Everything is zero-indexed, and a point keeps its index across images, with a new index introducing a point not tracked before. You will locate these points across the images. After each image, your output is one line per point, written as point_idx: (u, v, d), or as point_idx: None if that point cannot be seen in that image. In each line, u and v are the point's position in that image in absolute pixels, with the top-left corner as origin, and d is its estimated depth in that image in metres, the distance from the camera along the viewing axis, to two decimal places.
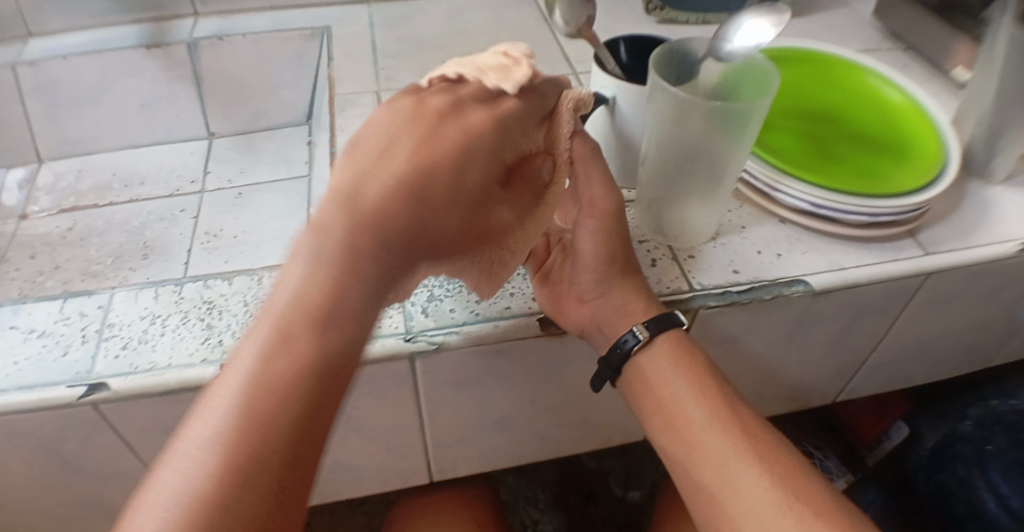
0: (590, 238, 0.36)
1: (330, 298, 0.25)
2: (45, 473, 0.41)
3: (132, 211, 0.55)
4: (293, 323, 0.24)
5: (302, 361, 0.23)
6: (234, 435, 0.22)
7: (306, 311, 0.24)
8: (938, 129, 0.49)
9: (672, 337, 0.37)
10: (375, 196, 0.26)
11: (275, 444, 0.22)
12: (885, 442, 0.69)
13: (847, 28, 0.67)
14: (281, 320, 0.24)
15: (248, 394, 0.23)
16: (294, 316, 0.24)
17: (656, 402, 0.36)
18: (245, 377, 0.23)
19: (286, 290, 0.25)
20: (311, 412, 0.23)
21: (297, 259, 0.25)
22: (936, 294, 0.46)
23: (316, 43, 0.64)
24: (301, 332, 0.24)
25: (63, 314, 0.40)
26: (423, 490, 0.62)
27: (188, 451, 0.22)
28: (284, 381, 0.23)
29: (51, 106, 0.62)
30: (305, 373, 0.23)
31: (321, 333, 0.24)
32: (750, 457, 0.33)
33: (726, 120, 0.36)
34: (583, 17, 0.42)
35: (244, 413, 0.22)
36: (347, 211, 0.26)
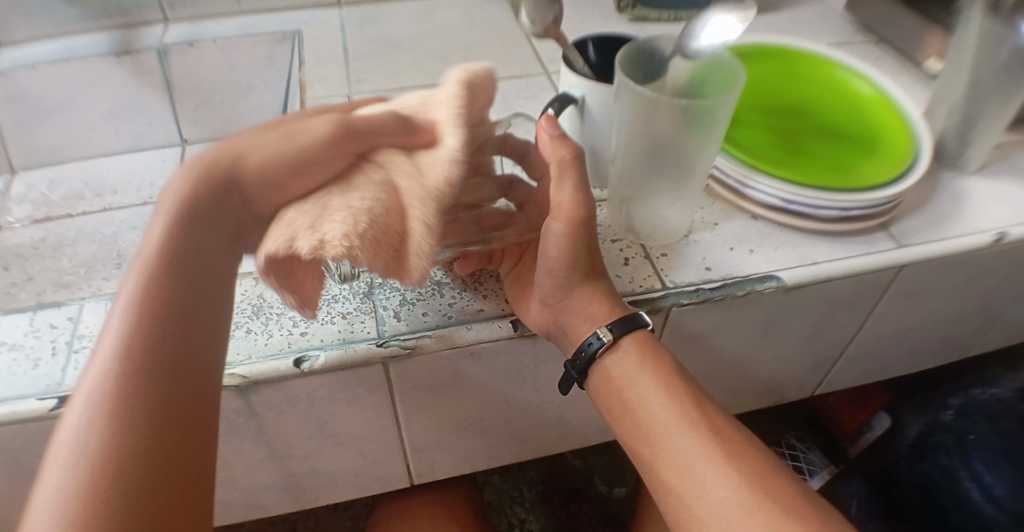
0: (556, 245, 0.35)
1: (175, 266, 0.29)
2: (17, 488, 0.41)
3: (104, 219, 0.54)
4: (143, 294, 0.28)
5: (159, 307, 0.28)
6: (109, 402, 0.25)
7: (158, 268, 0.29)
8: (907, 121, 0.49)
9: (637, 337, 0.37)
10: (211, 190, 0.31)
11: (139, 400, 0.25)
12: (866, 433, 0.69)
13: (819, 21, 0.68)
14: (132, 299, 0.28)
15: (113, 363, 0.26)
16: (151, 273, 0.29)
17: (623, 403, 0.36)
18: (114, 334, 0.27)
19: (143, 255, 0.29)
20: (172, 373, 0.27)
21: (150, 233, 0.30)
22: (910, 286, 0.46)
23: (285, 46, 0.65)
24: (158, 282, 0.28)
25: (32, 326, 0.39)
26: (404, 494, 0.62)
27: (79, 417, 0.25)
28: (147, 326, 0.27)
29: (22, 117, 0.61)
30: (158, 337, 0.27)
31: (171, 279, 0.29)
32: (716, 455, 0.33)
33: (691, 118, 0.36)
34: (549, 16, 0.41)
35: (112, 380, 0.25)
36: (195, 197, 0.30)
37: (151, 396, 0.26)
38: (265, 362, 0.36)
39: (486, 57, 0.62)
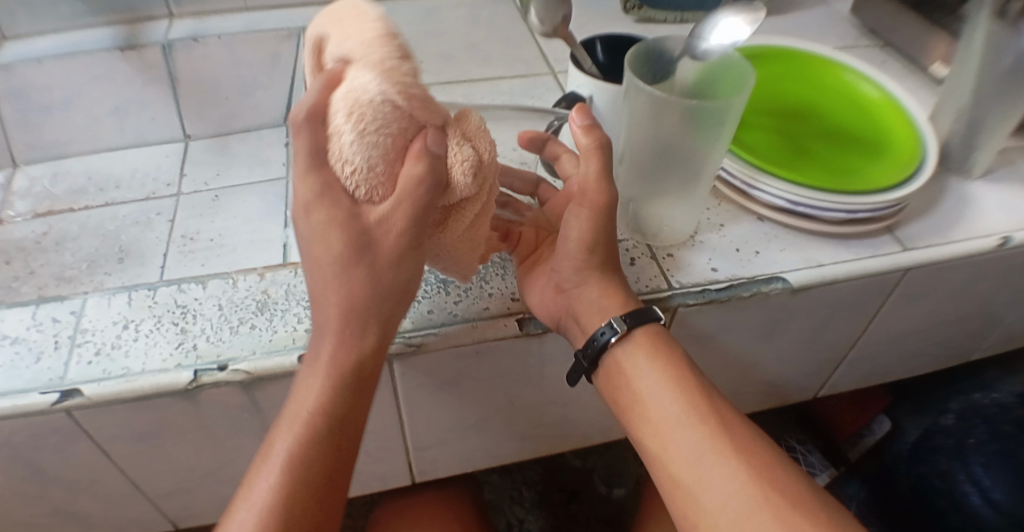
0: (578, 227, 0.36)
1: (325, 420, 0.31)
2: (17, 482, 0.40)
3: (106, 214, 0.54)
4: (295, 444, 0.31)
5: (309, 458, 0.31)
6: (288, 478, 0.30)
7: (314, 422, 0.31)
8: (916, 125, 0.49)
9: (650, 330, 0.37)
10: (322, 281, 0.30)
11: (310, 477, 0.31)
12: (867, 436, 0.71)
13: (824, 24, 0.68)
14: (289, 448, 0.30)
15: (292, 447, 0.30)
16: (306, 426, 0.31)
17: (634, 397, 0.36)
18: (272, 482, 0.30)
19: (299, 402, 0.31)
20: (334, 446, 0.31)
21: (309, 378, 0.31)
22: (915, 289, 0.46)
23: (292, 43, 0.66)
24: (314, 436, 0.31)
25: (35, 320, 0.39)
26: (404, 492, 0.62)
27: (258, 482, 0.31)
28: (302, 477, 0.30)
29: (24, 111, 0.61)
30: (325, 418, 0.31)
31: (328, 433, 0.31)
32: (725, 451, 0.33)
33: (701, 120, 0.36)
34: (558, 15, 0.42)
35: (291, 461, 0.30)
36: (338, 281, 0.30)
37: (321, 473, 0.31)
38: (269, 358, 0.36)
39: (492, 56, 0.62)
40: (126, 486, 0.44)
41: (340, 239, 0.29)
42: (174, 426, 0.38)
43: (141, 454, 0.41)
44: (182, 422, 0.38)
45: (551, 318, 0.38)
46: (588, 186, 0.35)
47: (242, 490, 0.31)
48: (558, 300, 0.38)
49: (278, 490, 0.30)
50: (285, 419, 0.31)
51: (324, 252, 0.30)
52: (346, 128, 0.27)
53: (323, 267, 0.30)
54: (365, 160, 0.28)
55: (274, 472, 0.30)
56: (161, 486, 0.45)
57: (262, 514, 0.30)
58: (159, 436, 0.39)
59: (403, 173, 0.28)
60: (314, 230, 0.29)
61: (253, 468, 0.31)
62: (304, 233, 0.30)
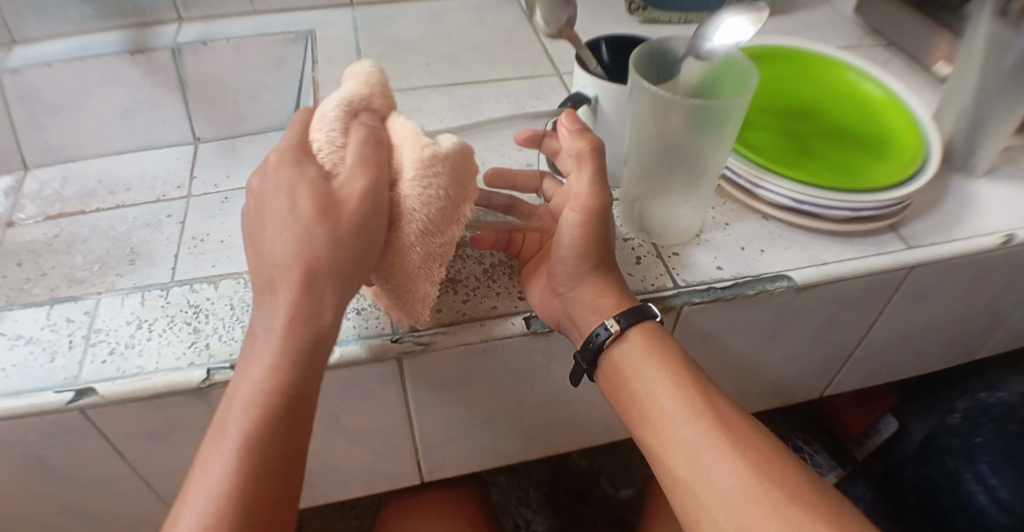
0: (571, 229, 0.37)
1: (272, 402, 0.29)
2: (32, 481, 0.41)
3: (116, 217, 0.55)
4: (240, 430, 0.28)
5: (260, 442, 0.28)
6: (244, 458, 0.28)
7: (262, 403, 0.29)
8: (919, 124, 0.49)
9: (645, 328, 0.37)
10: (275, 243, 0.30)
11: (269, 458, 0.28)
12: (874, 436, 0.70)
13: (828, 25, 0.68)
14: (236, 433, 0.28)
15: (247, 426, 0.28)
16: (255, 409, 0.28)
17: (631, 395, 0.36)
18: (222, 468, 0.28)
19: (245, 387, 0.29)
20: (288, 431, 0.29)
21: (255, 364, 0.29)
22: (919, 287, 0.47)
23: (298, 47, 0.66)
24: (265, 418, 0.28)
25: (49, 320, 0.40)
26: (411, 493, 0.62)
27: (209, 465, 0.28)
28: (252, 463, 0.28)
29: (36, 115, 0.62)
30: (274, 398, 0.29)
31: (278, 418, 0.29)
32: (724, 445, 0.33)
33: (705, 119, 0.37)
34: (563, 17, 0.42)
35: (245, 441, 0.28)
36: (295, 242, 0.30)
37: (281, 452, 0.29)
38: None
39: (498, 58, 0.62)
40: (138, 485, 0.44)
41: (301, 204, 0.30)
42: (185, 424, 0.39)
43: (153, 453, 0.41)
44: (193, 421, 0.39)
45: (551, 319, 0.38)
46: (580, 191, 0.36)
47: (190, 482, 0.28)
48: (552, 301, 0.38)
49: (233, 472, 0.27)
50: (235, 400, 0.29)
51: (277, 211, 0.30)
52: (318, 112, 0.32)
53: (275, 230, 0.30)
54: (329, 136, 0.32)
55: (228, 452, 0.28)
56: (173, 485, 0.45)
57: (220, 498, 0.27)
58: (170, 435, 0.40)
59: (354, 137, 0.32)
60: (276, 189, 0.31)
61: (200, 459, 0.29)
62: (261, 199, 0.31)
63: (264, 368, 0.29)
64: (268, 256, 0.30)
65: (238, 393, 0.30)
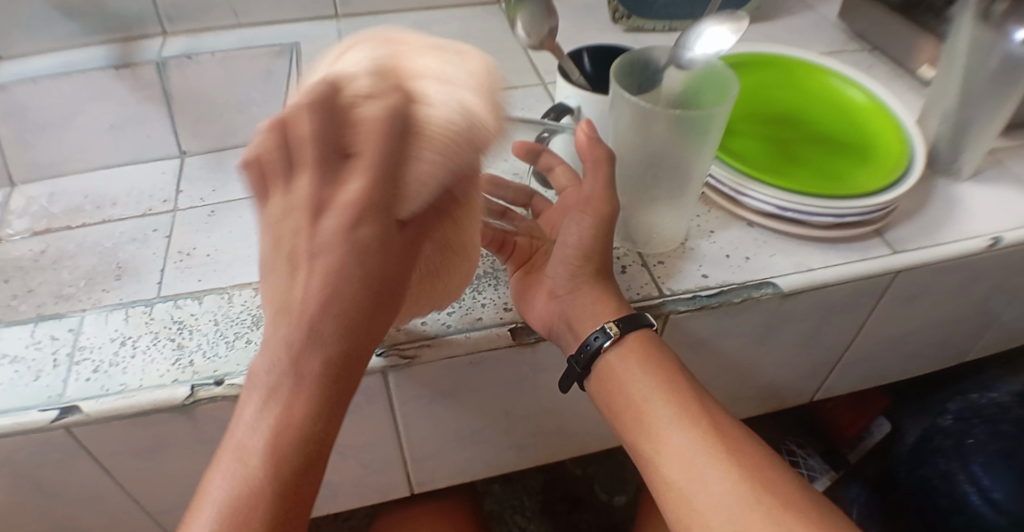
0: (579, 234, 0.38)
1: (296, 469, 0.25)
2: (17, 501, 0.41)
3: (105, 232, 0.55)
4: (260, 496, 0.25)
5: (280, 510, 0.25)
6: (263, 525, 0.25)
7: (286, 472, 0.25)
8: (902, 128, 0.49)
9: (641, 335, 0.37)
10: (337, 307, 0.24)
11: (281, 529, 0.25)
12: (867, 438, 0.70)
13: (812, 31, 0.68)
14: (254, 499, 0.25)
15: (265, 493, 0.25)
16: (279, 477, 0.25)
17: (626, 401, 0.36)
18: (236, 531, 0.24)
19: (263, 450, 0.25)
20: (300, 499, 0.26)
21: (275, 428, 0.25)
22: (905, 292, 0.47)
23: (284, 59, 0.66)
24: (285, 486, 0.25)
25: (33, 338, 0.39)
26: (403, 504, 0.62)
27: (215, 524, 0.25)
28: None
29: (22, 131, 0.62)
30: (295, 467, 0.25)
31: (295, 486, 0.25)
32: (717, 451, 0.33)
33: (687, 128, 0.37)
34: (544, 29, 0.43)
35: (263, 508, 0.25)
36: (357, 304, 0.25)
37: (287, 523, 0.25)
38: None
39: None
40: (126, 503, 0.44)
41: (375, 261, 0.25)
42: (172, 441, 0.39)
43: (141, 470, 0.41)
44: (180, 437, 0.39)
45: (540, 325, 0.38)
46: (593, 194, 0.37)
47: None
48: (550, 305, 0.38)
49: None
50: (246, 460, 0.25)
51: (347, 266, 0.24)
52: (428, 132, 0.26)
53: (342, 290, 0.24)
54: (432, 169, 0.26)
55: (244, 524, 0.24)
56: (161, 502, 0.45)
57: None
58: (158, 452, 0.39)
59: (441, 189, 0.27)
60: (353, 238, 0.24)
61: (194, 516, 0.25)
62: (321, 235, 0.24)
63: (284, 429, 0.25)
64: (318, 312, 0.24)
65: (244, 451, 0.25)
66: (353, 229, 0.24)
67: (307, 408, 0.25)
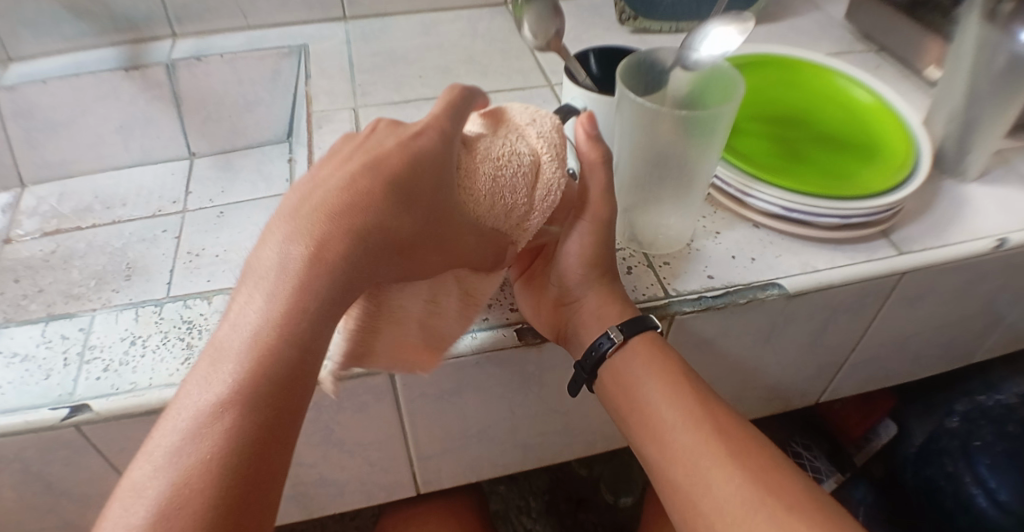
0: (580, 240, 0.37)
1: (290, 340, 0.23)
2: (29, 498, 0.41)
3: (114, 233, 0.55)
4: (253, 356, 0.22)
5: (264, 377, 0.22)
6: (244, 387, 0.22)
7: (276, 335, 0.23)
8: (909, 129, 0.49)
9: (645, 338, 0.37)
10: (372, 185, 0.27)
11: (265, 403, 0.22)
12: (874, 439, 0.70)
13: (819, 31, 0.68)
14: (240, 356, 0.22)
15: (255, 356, 0.22)
16: (271, 336, 0.23)
17: (631, 404, 0.36)
18: (211, 388, 0.22)
19: (264, 309, 0.23)
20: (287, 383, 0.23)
21: (274, 288, 0.24)
22: (911, 293, 0.47)
23: (292, 60, 0.65)
24: (273, 351, 0.23)
25: (44, 337, 0.40)
26: (409, 503, 0.62)
27: (194, 388, 0.22)
28: (251, 394, 0.22)
29: (33, 132, 0.62)
30: (293, 336, 0.23)
31: (285, 355, 0.23)
32: (722, 453, 0.33)
33: (692, 129, 0.37)
34: (550, 29, 0.42)
35: (245, 372, 0.22)
36: (389, 190, 0.27)
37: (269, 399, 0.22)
38: None
39: (489, 70, 0.63)
40: None
41: (410, 161, 0.28)
42: None
43: None
44: None
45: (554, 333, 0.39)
46: (591, 197, 0.36)
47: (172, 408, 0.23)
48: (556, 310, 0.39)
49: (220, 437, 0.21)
50: (245, 322, 0.23)
51: (388, 162, 0.28)
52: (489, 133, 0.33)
53: (384, 176, 0.27)
54: (500, 151, 0.32)
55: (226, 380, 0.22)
56: None
57: (196, 463, 0.21)
58: None
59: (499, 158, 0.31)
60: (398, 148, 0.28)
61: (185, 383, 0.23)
62: (376, 145, 0.29)
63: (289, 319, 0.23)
64: (352, 187, 0.26)
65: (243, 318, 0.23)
66: (408, 151, 0.28)
67: (318, 269, 0.24)
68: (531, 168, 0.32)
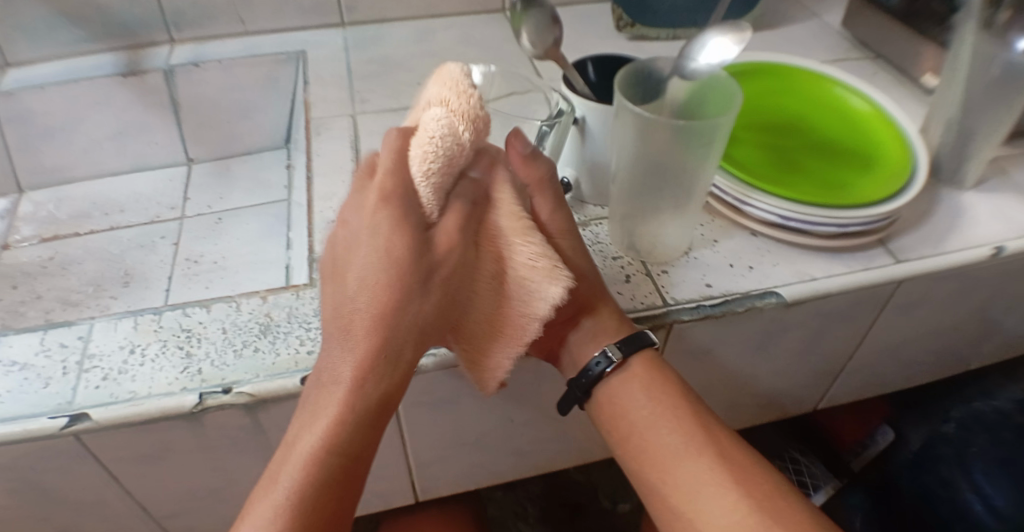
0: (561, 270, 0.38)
1: (335, 449, 0.31)
2: (28, 506, 0.41)
3: (111, 239, 0.55)
4: (305, 471, 0.30)
5: (321, 486, 0.30)
6: (306, 496, 0.30)
7: (325, 452, 0.30)
8: (906, 138, 0.49)
9: (643, 358, 0.37)
10: (361, 296, 0.31)
11: (326, 502, 0.30)
12: (871, 446, 0.69)
13: (815, 38, 0.69)
14: (298, 473, 0.30)
15: (306, 473, 0.30)
16: (320, 452, 0.30)
17: (629, 431, 0.36)
18: (285, 501, 0.30)
19: (311, 434, 0.30)
20: (344, 481, 0.31)
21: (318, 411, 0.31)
22: (906, 302, 0.47)
23: (290, 67, 0.65)
24: (325, 465, 0.30)
25: (43, 345, 0.40)
26: (407, 510, 0.62)
27: (272, 505, 0.30)
28: (312, 502, 0.30)
29: (30, 138, 0.62)
30: (336, 445, 0.31)
31: (338, 465, 0.31)
32: (725, 480, 0.34)
33: (689, 138, 0.37)
34: (550, 37, 0.43)
35: (304, 484, 0.30)
36: (375, 294, 0.31)
37: (330, 498, 0.30)
38: (272, 380, 0.36)
39: None
40: (133, 508, 0.44)
41: (387, 255, 0.31)
42: (179, 448, 0.39)
43: (149, 477, 0.41)
44: (187, 445, 0.39)
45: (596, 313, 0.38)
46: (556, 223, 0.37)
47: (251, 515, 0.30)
48: (590, 293, 0.38)
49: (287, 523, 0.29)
50: (300, 446, 0.31)
51: (365, 266, 0.32)
52: (415, 151, 0.32)
53: (368, 280, 0.31)
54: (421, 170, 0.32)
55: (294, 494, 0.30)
56: (168, 507, 0.45)
57: None
58: (164, 459, 0.40)
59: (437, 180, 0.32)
60: (370, 241, 0.32)
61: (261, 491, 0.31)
62: (354, 241, 0.33)
63: (334, 427, 0.30)
64: (351, 302, 0.32)
65: (299, 440, 0.31)
66: (380, 248, 0.31)
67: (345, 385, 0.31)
68: (458, 153, 0.32)
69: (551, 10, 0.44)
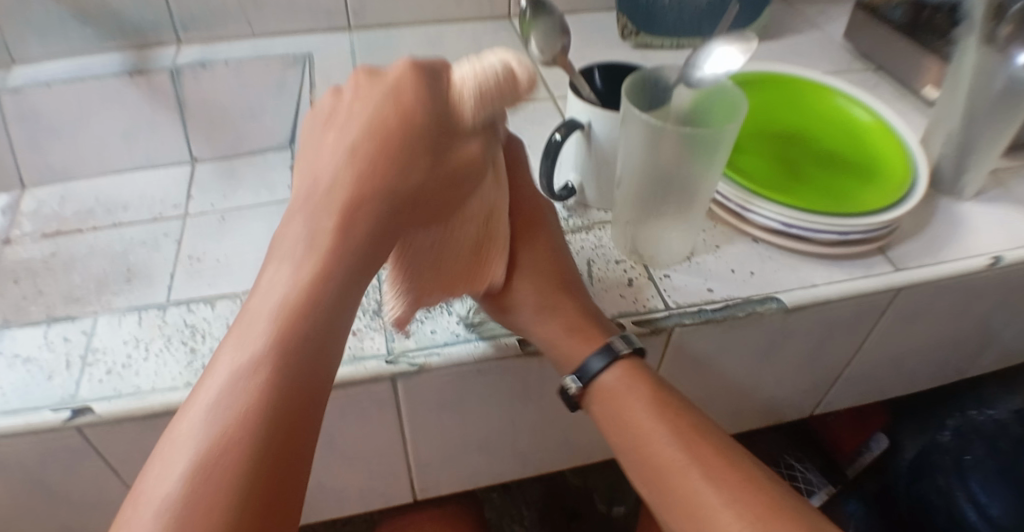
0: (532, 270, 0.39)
1: (277, 368, 0.26)
2: (26, 502, 0.41)
3: (114, 236, 0.55)
4: (239, 395, 0.25)
5: (247, 417, 0.25)
6: (233, 430, 0.24)
7: (272, 366, 0.26)
8: (907, 149, 0.50)
9: (610, 372, 0.37)
10: (348, 189, 0.30)
11: (257, 441, 0.25)
12: (865, 453, 0.70)
13: (817, 50, 0.70)
14: (227, 391, 0.25)
15: (239, 403, 0.25)
16: (264, 366, 0.26)
17: (623, 453, 0.37)
18: (205, 429, 0.25)
19: (257, 337, 0.27)
20: (281, 415, 0.25)
21: (262, 318, 0.27)
22: (906, 310, 0.47)
23: (296, 69, 0.67)
24: (260, 384, 0.26)
25: (47, 339, 0.40)
26: (405, 512, 0.62)
27: (183, 439, 0.25)
28: (238, 430, 0.25)
29: (35, 135, 0.63)
30: (283, 368, 0.26)
31: (271, 385, 0.26)
32: (714, 496, 0.32)
33: (695, 146, 0.38)
34: (557, 44, 0.43)
35: (235, 419, 0.25)
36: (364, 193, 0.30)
37: (261, 432, 0.25)
38: None
39: None
40: None
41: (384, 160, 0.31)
42: None
43: None
44: None
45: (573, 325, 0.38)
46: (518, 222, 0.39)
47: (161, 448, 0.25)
48: (569, 303, 0.38)
49: (197, 468, 0.23)
50: (236, 362, 0.26)
51: (358, 165, 0.31)
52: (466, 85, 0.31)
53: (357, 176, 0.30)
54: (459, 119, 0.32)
55: (215, 423, 0.25)
56: None
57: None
58: None
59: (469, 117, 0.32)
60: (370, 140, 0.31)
61: (177, 417, 0.26)
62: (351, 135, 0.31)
63: (276, 339, 0.27)
64: (339, 188, 0.30)
65: (231, 356, 0.27)
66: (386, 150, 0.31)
67: (297, 296, 0.28)
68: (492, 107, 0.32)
69: (561, 18, 0.44)
